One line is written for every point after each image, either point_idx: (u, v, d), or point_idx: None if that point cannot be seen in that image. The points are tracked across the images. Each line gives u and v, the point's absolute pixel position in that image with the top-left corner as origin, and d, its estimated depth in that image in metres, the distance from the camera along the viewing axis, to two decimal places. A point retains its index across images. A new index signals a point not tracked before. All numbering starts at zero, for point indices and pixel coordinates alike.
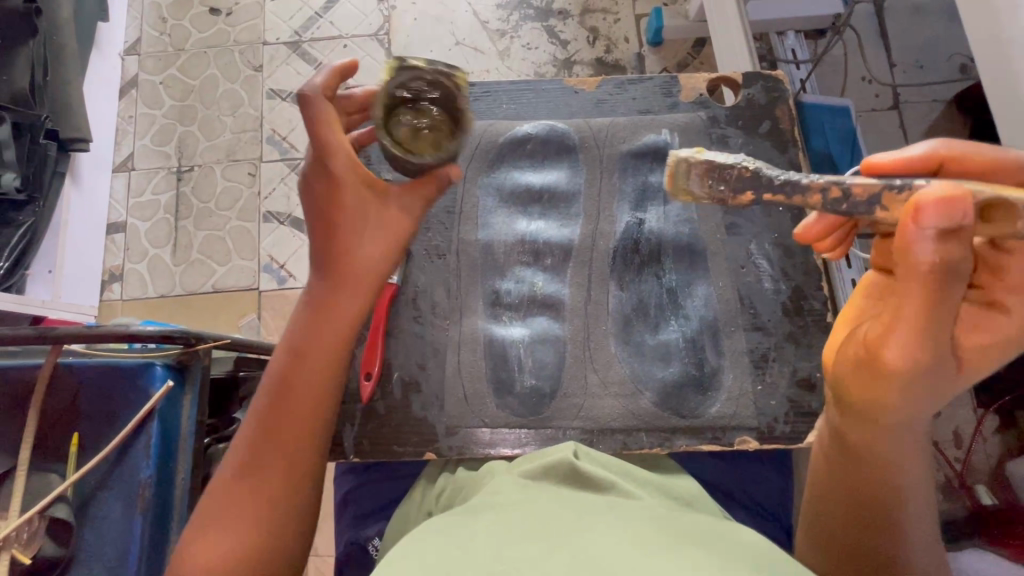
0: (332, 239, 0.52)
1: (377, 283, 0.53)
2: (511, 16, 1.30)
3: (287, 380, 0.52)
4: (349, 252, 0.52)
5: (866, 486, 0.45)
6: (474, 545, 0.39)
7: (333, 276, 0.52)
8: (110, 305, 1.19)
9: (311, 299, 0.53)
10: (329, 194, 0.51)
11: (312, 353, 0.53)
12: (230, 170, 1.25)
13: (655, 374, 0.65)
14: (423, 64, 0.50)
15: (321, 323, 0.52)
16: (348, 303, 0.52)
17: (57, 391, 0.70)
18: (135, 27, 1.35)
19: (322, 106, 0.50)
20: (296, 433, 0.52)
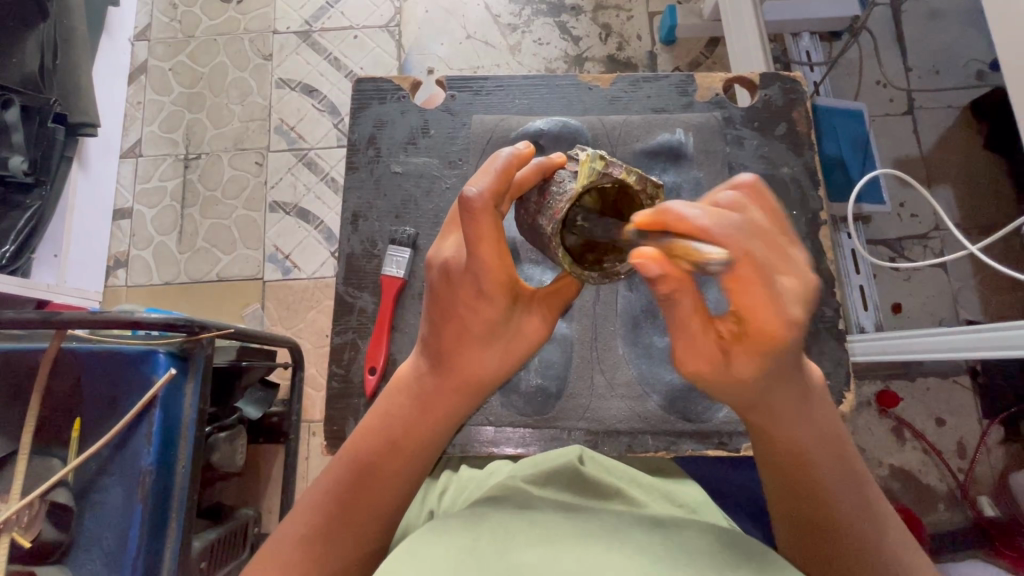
0: (459, 340, 0.49)
1: (486, 387, 0.52)
2: (523, 11, 1.29)
3: (380, 466, 0.50)
4: (473, 362, 0.50)
5: (785, 483, 0.48)
6: (478, 546, 0.39)
7: (445, 371, 0.50)
8: (115, 291, 1.20)
9: (423, 394, 0.51)
10: (465, 285, 0.47)
11: (411, 450, 0.51)
12: (238, 159, 1.25)
13: (663, 376, 0.64)
14: (629, 175, 0.44)
15: (425, 415, 0.51)
16: (454, 400, 0.52)
17: (61, 375, 0.70)
18: (145, 13, 1.34)
19: (485, 222, 0.44)
20: (370, 517, 0.49)
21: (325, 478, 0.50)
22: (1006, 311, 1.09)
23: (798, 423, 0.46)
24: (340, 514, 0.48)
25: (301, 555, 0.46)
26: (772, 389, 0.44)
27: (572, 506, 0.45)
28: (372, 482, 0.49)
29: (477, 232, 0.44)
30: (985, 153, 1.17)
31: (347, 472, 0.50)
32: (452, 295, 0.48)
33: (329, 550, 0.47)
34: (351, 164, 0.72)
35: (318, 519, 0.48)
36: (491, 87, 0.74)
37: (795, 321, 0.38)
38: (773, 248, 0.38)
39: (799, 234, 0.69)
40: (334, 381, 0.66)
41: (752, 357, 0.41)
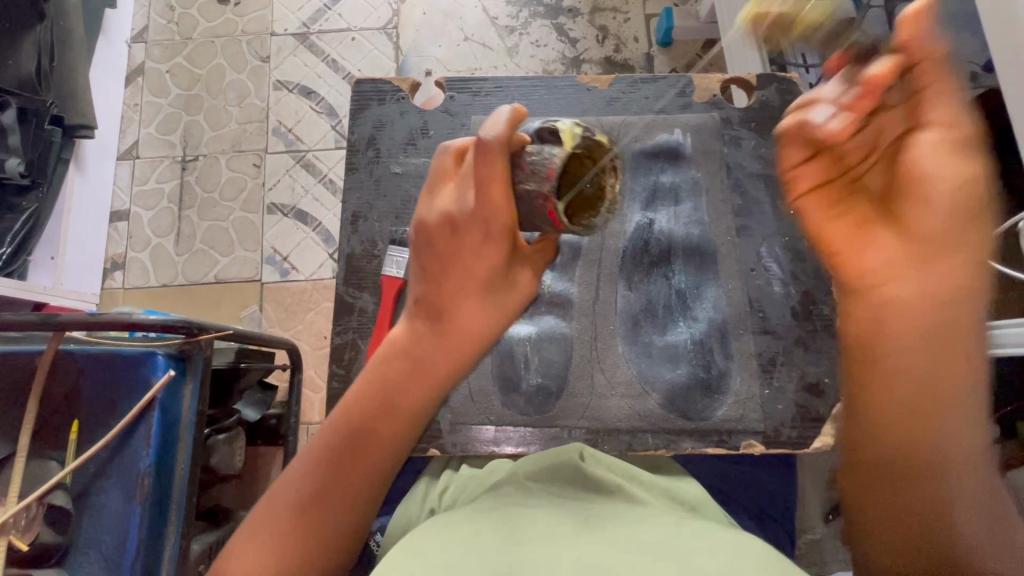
0: (459, 292, 0.50)
1: (483, 343, 0.51)
2: (520, 13, 1.30)
3: (376, 426, 0.49)
4: (472, 313, 0.50)
5: (882, 416, 0.38)
6: (480, 544, 0.39)
7: (443, 324, 0.50)
8: (112, 294, 1.19)
9: (424, 350, 0.50)
10: (475, 234, 0.49)
11: (405, 409, 0.50)
12: (235, 161, 1.25)
13: (662, 374, 0.64)
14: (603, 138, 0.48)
15: (422, 372, 0.50)
16: (453, 357, 0.50)
17: (60, 377, 0.70)
18: (142, 15, 1.34)
19: (494, 166, 0.46)
20: (365, 475, 0.49)
21: (317, 445, 0.49)
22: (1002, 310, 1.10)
23: (909, 344, 0.37)
24: (336, 474, 0.48)
25: (292, 526, 0.46)
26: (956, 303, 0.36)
27: (575, 506, 0.45)
28: (366, 443, 0.49)
29: (488, 173, 0.47)
30: None
31: (340, 436, 0.49)
32: (459, 243, 0.50)
33: (324, 511, 0.47)
34: (352, 165, 0.72)
35: (309, 488, 0.48)
36: (490, 88, 0.74)
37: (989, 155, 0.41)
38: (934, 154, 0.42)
39: (795, 233, 0.68)
40: (335, 381, 0.66)
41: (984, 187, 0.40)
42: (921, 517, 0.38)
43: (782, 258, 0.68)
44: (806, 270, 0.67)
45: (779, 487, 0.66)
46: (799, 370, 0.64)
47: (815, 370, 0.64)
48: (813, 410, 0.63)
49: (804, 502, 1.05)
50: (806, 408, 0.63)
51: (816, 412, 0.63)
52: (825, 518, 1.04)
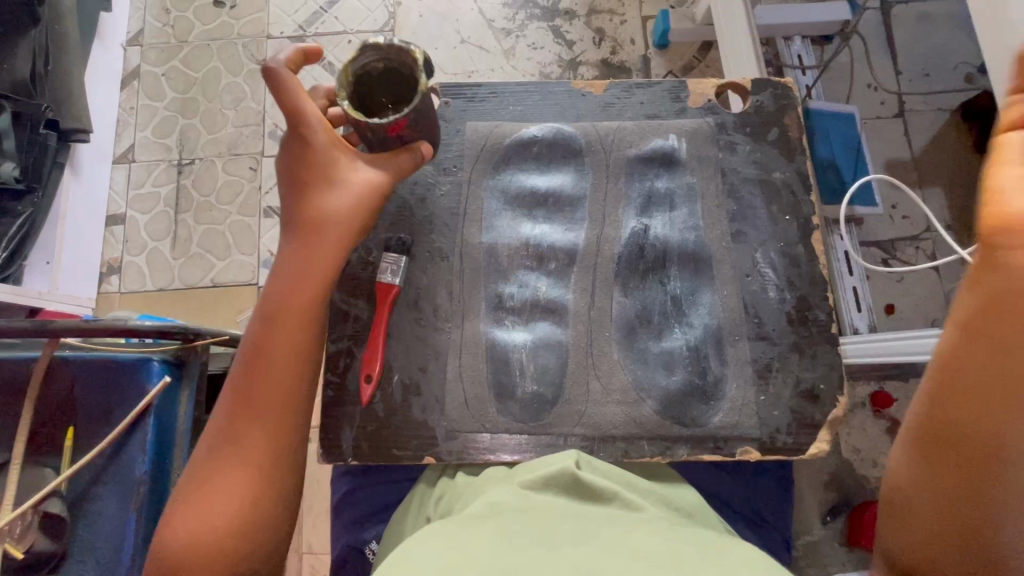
0: (320, 207, 0.58)
1: (348, 239, 0.59)
2: (517, 15, 1.30)
3: (266, 345, 0.56)
4: (327, 213, 0.58)
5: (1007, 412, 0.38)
6: (474, 554, 0.38)
7: (302, 235, 0.58)
8: (108, 298, 1.19)
9: (293, 267, 0.58)
10: (314, 169, 0.58)
11: (290, 322, 0.57)
12: (232, 164, 1.25)
13: (658, 381, 0.64)
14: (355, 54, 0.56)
15: (296, 282, 0.58)
16: (320, 254, 0.58)
17: (54, 384, 0.69)
18: (137, 18, 1.34)
19: (303, 100, 0.57)
20: (272, 389, 0.56)
21: (227, 395, 0.56)
22: None
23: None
24: (241, 399, 0.55)
25: (219, 471, 0.54)
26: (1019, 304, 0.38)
27: (571, 516, 0.45)
28: (263, 361, 0.56)
29: (292, 107, 0.57)
30: (975, 156, 1.18)
31: (238, 377, 0.56)
32: (307, 169, 0.58)
33: (242, 434, 0.55)
34: None
35: (226, 434, 0.55)
36: (486, 94, 0.74)
37: None
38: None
39: (790, 238, 0.68)
40: (329, 389, 0.65)
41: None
42: (985, 496, 0.40)
43: (777, 263, 0.68)
44: (801, 276, 0.67)
45: (776, 492, 0.66)
46: (795, 376, 0.64)
47: (811, 376, 0.64)
48: (809, 416, 0.63)
49: (802, 504, 1.05)
50: (802, 413, 0.63)
51: (811, 418, 0.63)
52: (823, 519, 1.04)
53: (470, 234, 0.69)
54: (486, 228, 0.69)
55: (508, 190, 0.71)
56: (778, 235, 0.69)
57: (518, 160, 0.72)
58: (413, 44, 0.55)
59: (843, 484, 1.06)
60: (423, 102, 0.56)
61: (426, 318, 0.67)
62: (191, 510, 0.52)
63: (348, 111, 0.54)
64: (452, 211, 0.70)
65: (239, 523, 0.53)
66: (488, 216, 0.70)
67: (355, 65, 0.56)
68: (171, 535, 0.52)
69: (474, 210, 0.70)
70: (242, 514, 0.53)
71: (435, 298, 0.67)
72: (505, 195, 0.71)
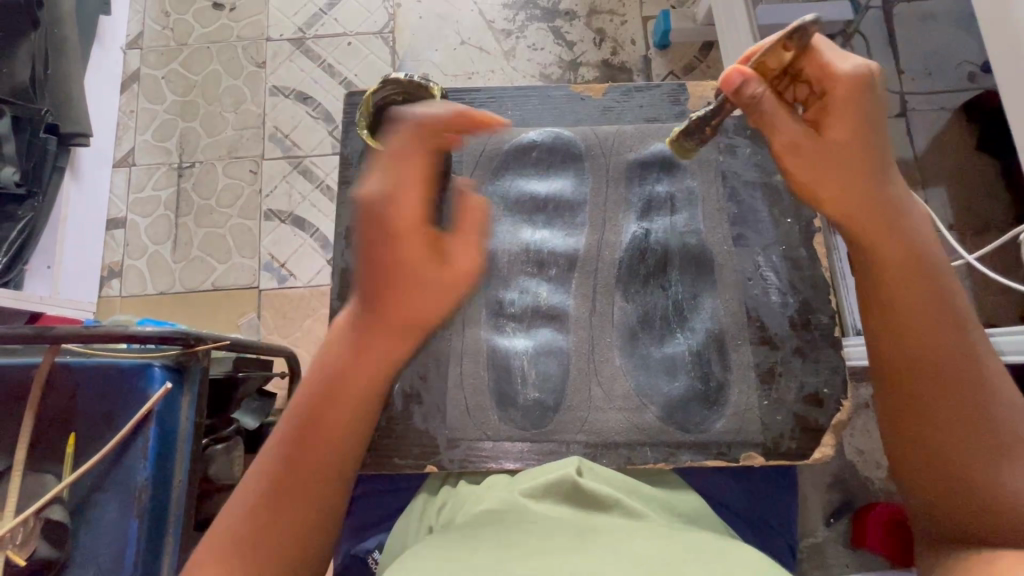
0: (427, 264, 0.46)
1: (461, 298, 0.48)
2: (517, 16, 1.29)
3: (346, 382, 0.50)
4: (448, 268, 0.47)
5: (912, 339, 0.49)
6: (477, 562, 0.38)
7: (406, 291, 0.47)
8: (110, 302, 1.19)
9: (381, 313, 0.48)
10: (406, 239, 0.45)
11: (384, 351, 0.49)
12: (232, 167, 1.25)
13: (660, 387, 0.64)
14: (376, 87, 0.62)
15: (390, 330, 0.49)
16: (425, 310, 0.48)
17: (55, 390, 0.69)
18: (136, 21, 1.33)
19: (399, 141, 0.45)
20: (339, 425, 0.50)
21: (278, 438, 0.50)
22: (1002, 312, 1.09)
23: (922, 307, 0.49)
24: (306, 435, 0.48)
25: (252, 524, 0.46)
26: (891, 272, 0.50)
27: (574, 524, 0.45)
28: (336, 398, 0.49)
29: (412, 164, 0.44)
30: (978, 155, 1.18)
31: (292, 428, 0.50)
32: (381, 226, 0.44)
33: (302, 475, 0.48)
34: (345, 177, 0.72)
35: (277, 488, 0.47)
36: (485, 98, 0.74)
37: (840, 89, 0.51)
38: (845, 135, 0.51)
39: (793, 242, 0.68)
40: None
41: (839, 123, 0.51)
42: (943, 446, 0.46)
43: (780, 268, 0.67)
44: (804, 281, 0.66)
45: (780, 497, 0.66)
46: (798, 381, 0.64)
47: (814, 381, 0.64)
48: (812, 421, 0.62)
49: (805, 505, 1.04)
50: (805, 419, 0.63)
51: (815, 423, 0.63)
52: (827, 521, 1.03)
53: None
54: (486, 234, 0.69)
55: (508, 195, 0.71)
56: (780, 240, 0.69)
57: (518, 165, 0.72)
58: (432, 80, 0.61)
59: (847, 486, 1.05)
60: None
61: None
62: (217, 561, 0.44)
63: (365, 140, 0.60)
64: None
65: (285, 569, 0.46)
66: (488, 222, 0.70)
67: (378, 96, 0.62)
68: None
69: None
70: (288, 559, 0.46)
71: None
72: (505, 200, 0.71)
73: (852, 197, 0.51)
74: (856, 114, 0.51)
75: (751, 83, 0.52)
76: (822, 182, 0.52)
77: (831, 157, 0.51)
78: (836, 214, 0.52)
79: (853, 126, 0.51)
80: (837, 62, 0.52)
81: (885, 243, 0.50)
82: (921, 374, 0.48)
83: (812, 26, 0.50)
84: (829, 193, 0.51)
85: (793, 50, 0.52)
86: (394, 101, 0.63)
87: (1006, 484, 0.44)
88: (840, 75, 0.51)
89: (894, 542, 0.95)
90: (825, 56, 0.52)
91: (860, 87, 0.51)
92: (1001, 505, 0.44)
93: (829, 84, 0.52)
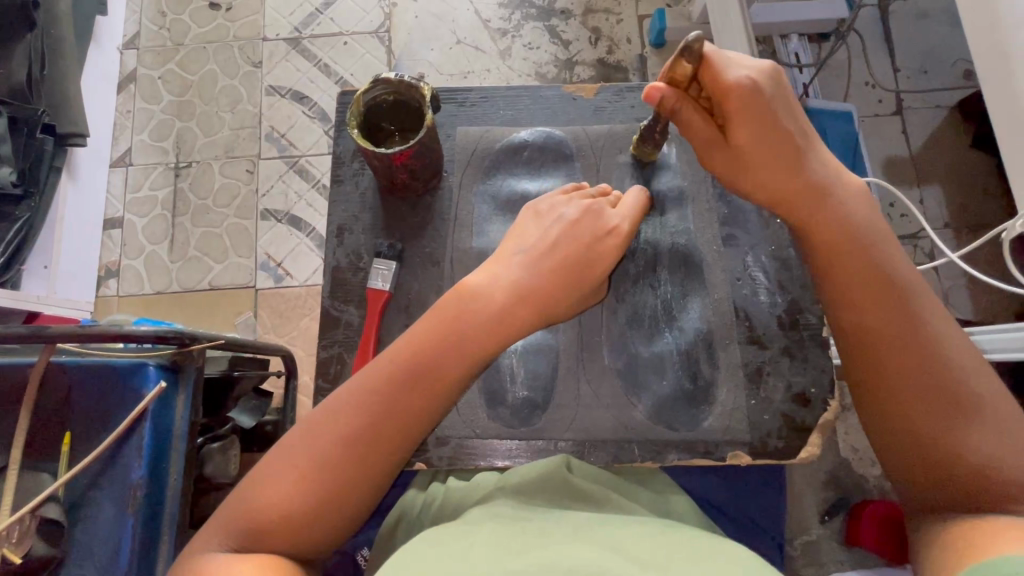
0: (592, 261, 0.57)
1: (593, 288, 0.57)
2: (513, 15, 1.29)
3: (467, 344, 0.52)
4: (596, 260, 0.57)
5: (864, 313, 0.51)
6: (464, 556, 0.39)
7: (564, 273, 0.56)
8: (107, 301, 1.19)
9: (532, 285, 0.55)
10: (607, 240, 0.57)
11: (515, 323, 0.53)
12: (228, 167, 1.25)
13: (648, 386, 0.64)
14: (365, 86, 0.61)
15: (532, 302, 0.54)
16: (571, 294, 0.56)
17: (50, 389, 0.70)
18: (133, 21, 1.34)
19: (618, 211, 0.59)
20: (438, 386, 0.51)
21: (348, 397, 0.49)
22: (996, 311, 1.10)
23: (871, 275, 0.52)
24: (401, 390, 0.49)
25: (324, 486, 0.46)
26: (835, 250, 0.53)
27: (560, 520, 0.46)
28: (442, 356, 0.51)
29: (616, 228, 0.58)
30: (973, 153, 1.18)
31: (379, 391, 0.49)
32: (591, 235, 0.57)
33: (385, 419, 0.49)
34: (337, 177, 0.72)
35: (353, 450, 0.48)
36: (476, 99, 0.75)
37: (738, 90, 0.53)
38: (765, 133, 0.54)
39: (782, 241, 0.68)
40: (320, 396, 0.65)
41: (746, 127, 0.54)
42: (904, 408, 0.48)
43: (769, 267, 0.67)
44: (792, 279, 0.67)
45: (769, 495, 0.66)
46: (786, 379, 0.64)
47: (802, 380, 0.64)
48: (800, 419, 0.63)
49: (800, 503, 1.05)
50: (793, 417, 0.63)
51: (802, 421, 0.63)
52: (821, 518, 1.04)
53: (461, 239, 0.69)
54: (476, 233, 0.69)
55: (499, 194, 0.71)
56: (769, 238, 0.69)
57: (509, 165, 0.72)
58: (423, 80, 0.61)
59: (841, 483, 1.05)
60: (428, 134, 0.61)
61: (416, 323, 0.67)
62: (287, 517, 0.46)
63: (358, 139, 0.59)
64: (443, 216, 0.70)
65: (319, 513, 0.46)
66: (479, 221, 0.70)
67: (367, 96, 0.62)
68: (259, 540, 0.45)
69: (464, 215, 0.70)
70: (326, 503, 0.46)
71: (426, 304, 0.67)
72: (495, 200, 0.71)
73: (782, 186, 0.55)
74: (763, 112, 0.54)
75: (667, 98, 0.57)
76: (753, 178, 0.56)
77: (746, 159, 0.56)
78: (774, 201, 0.56)
79: (759, 127, 0.54)
80: (726, 69, 0.53)
81: (824, 224, 0.54)
82: (885, 342, 0.50)
83: (697, 41, 0.51)
84: (760, 186, 0.56)
85: (689, 64, 0.53)
86: (384, 100, 0.63)
87: (975, 445, 0.46)
88: (732, 83, 0.53)
89: (886, 539, 0.95)
90: (719, 63, 0.53)
91: (754, 89, 0.54)
92: (964, 460, 0.46)
93: (722, 94, 0.54)
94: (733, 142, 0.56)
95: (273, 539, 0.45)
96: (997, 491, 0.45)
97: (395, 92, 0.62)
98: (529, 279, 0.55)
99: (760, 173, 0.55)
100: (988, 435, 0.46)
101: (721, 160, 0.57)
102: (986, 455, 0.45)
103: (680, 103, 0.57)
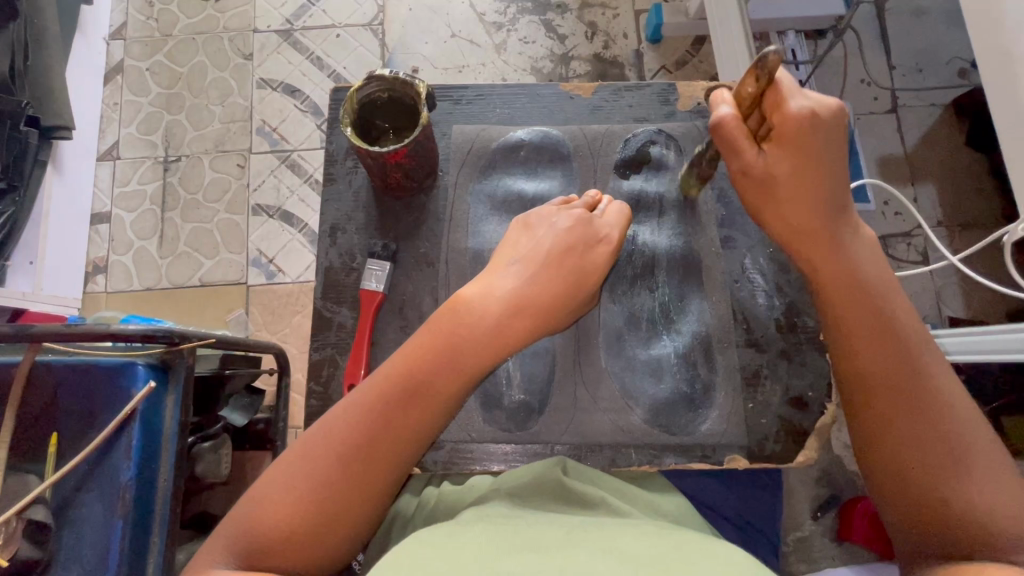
0: (587, 274, 0.57)
1: (589, 296, 0.58)
2: (508, 9, 1.28)
3: (459, 357, 0.51)
4: (593, 266, 0.57)
5: (863, 357, 0.51)
6: (460, 557, 0.38)
7: (564, 277, 0.56)
8: (95, 298, 1.17)
9: (532, 298, 0.54)
10: (601, 249, 0.58)
11: (512, 333, 0.53)
12: (218, 161, 1.23)
13: (646, 390, 0.64)
14: (360, 83, 0.60)
15: (529, 311, 0.54)
16: (573, 309, 0.56)
17: (36, 389, 0.68)
18: (120, 11, 1.31)
19: (609, 224, 0.59)
20: (431, 401, 0.50)
21: (349, 412, 0.49)
22: (986, 309, 1.10)
23: (878, 325, 0.51)
24: (393, 414, 0.49)
25: (324, 499, 0.46)
26: (840, 295, 0.53)
27: (558, 521, 0.45)
28: (438, 377, 0.50)
29: (609, 237, 0.59)
30: (967, 152, 1.18)
31: (376, 407, 0.49)
32: (582, 248, 0.57)
33: (379, 436, 0.48)
34: (330, 175, 0.71)
35: (352, 470, 0.47)
36: (472, 96, 0.74)
37: (796, 117, 0.53)
38: (801, 168, 0.54)
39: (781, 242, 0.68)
40: (314, 399, 0.64)
41: (786, 155, 0.54)
42: (901, 453, 0.48)
43: (767, 269, 0.67)
44: (790, 282, 0.67)
45: (761, 496, 0.66)
46: (784, 383, 0.64)
47: (799, 383, 0.64)
48: (797, 422, 0.63)
49: (792, 500, 1.05)
50: (790, 420, 0.63)
51: (799, 425, 0.63)
52: (813, 515, 1.04)
53: (456, 240, 0.68)
54: (472, 233, 0.68)
55: (495, 194, 0.70)
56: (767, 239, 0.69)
57: (506, 165, 0.71)
58: (418, 77, 0.60)
59: (833, 480, 1.06)
60: (423, 134, 0.60)
61: (411, 326, 0.66)
62: (291, 539, 0.45)
63: (354, 138, 0.58)
64: (439, 216, 0.69)
65: (312, 521, 0.45)
66: (475, 221, 0.69)
67: (362, 93, 0.61)
68: (264, 560, 0.44)
69: (461, 216, 0.69)
70: (318, 508, 0.46)
71: (421, 306, 0.67)
72: (491, 200, 0.70)
73: (796, 219, 0.54)
74: (807, 147, 0.53)
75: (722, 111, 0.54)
76: (770, 207, 0.55)
77: (771, 186, 0.55)
78: (783, 232, 0.55)
79: (795, 160, 0.54)
80: (790, 98, 0.53)
81: (828, 268, 0.53)
82: (884, 389, 0.49)
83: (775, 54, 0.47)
84: (777, 220, 0.55)
85: (761, 80, 0.51)
86: (379, 96, 0.62)
87: (971, 500, 0.45)
88: (789, 112, 0.53)
89: (875, 535, 0.97)
90: (784, 90, 0.53)
91: (811, 126, 0.53)
92: (955, 509, 0.45)
93: (777, 120, 0.54)
94: (767, 168, 0.55)
95: (277, 558, 0.44)
96: (992, 544, 0.44)
97: (390, 87, 0.61)
98: (527, 289, 0.55)
99: (778, 203, 0.55)
100: (981, 485, 0.45)
101: (750, 190, 0.56)
102: (983, 507, 0.45)
103: (731, 121, 0.55)
